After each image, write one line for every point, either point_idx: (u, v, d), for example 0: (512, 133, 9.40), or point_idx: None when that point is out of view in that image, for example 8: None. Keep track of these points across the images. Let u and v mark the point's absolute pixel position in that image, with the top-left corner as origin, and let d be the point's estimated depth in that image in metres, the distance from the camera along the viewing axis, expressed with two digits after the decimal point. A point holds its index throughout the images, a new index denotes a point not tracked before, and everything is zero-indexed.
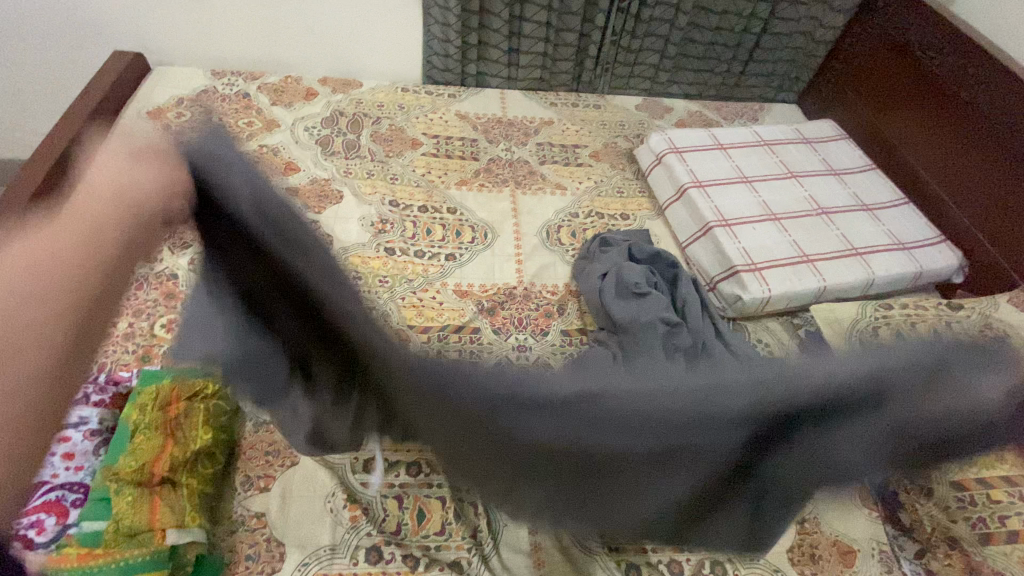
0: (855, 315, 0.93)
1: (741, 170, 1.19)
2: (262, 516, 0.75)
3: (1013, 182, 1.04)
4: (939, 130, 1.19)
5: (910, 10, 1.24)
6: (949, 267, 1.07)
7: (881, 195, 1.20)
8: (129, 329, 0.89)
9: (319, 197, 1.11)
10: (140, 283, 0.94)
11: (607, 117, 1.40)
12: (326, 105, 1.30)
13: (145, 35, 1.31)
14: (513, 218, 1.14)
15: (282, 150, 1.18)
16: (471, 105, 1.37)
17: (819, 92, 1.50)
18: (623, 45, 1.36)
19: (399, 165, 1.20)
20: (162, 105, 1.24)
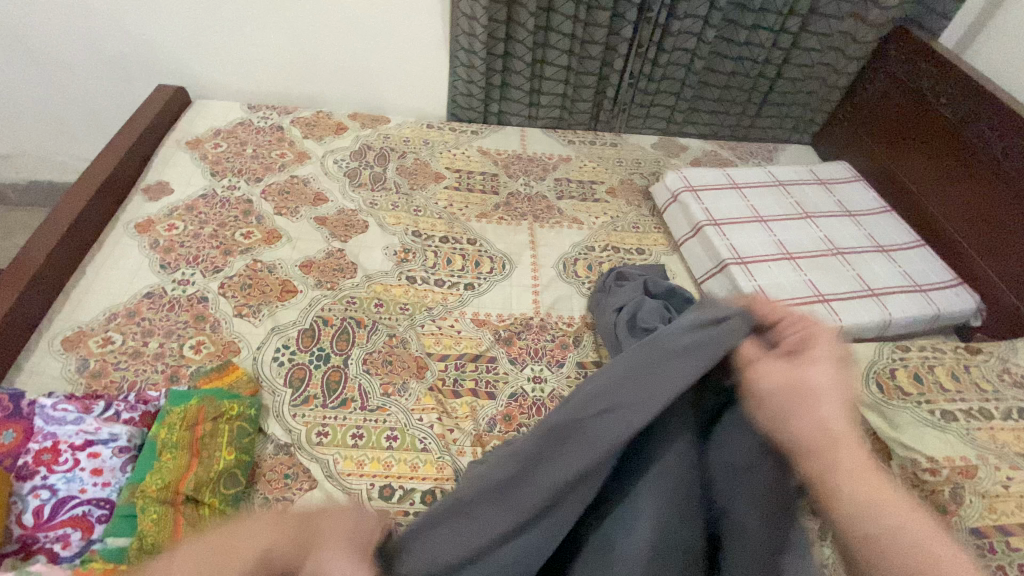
0: (872, 357, 0.92)
1: (756, 210, 1.23)
2: None
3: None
4: (954, 175, 1.22)
5: (922, 59, 1.29)
6: (965, 309, 1.09)
7: (896, 237, 1.22)
8: (159, 349, 0.91)
9: (345, 226, 1.16)
10: (172, 304, 0.97)
11: (623, 155, 1.44)
12: (355, 139, 1.36)
13: (188, 71, 1.40)
14: (531, 249, 1.17)
15: (312, 181, 1.24)
16: (492, 141, 1.42)
17: (833, 135, 1.54)
18: (640, 88, 1.41)
19: (422, 198, 1.25)
20: (201, 136, 1.31)
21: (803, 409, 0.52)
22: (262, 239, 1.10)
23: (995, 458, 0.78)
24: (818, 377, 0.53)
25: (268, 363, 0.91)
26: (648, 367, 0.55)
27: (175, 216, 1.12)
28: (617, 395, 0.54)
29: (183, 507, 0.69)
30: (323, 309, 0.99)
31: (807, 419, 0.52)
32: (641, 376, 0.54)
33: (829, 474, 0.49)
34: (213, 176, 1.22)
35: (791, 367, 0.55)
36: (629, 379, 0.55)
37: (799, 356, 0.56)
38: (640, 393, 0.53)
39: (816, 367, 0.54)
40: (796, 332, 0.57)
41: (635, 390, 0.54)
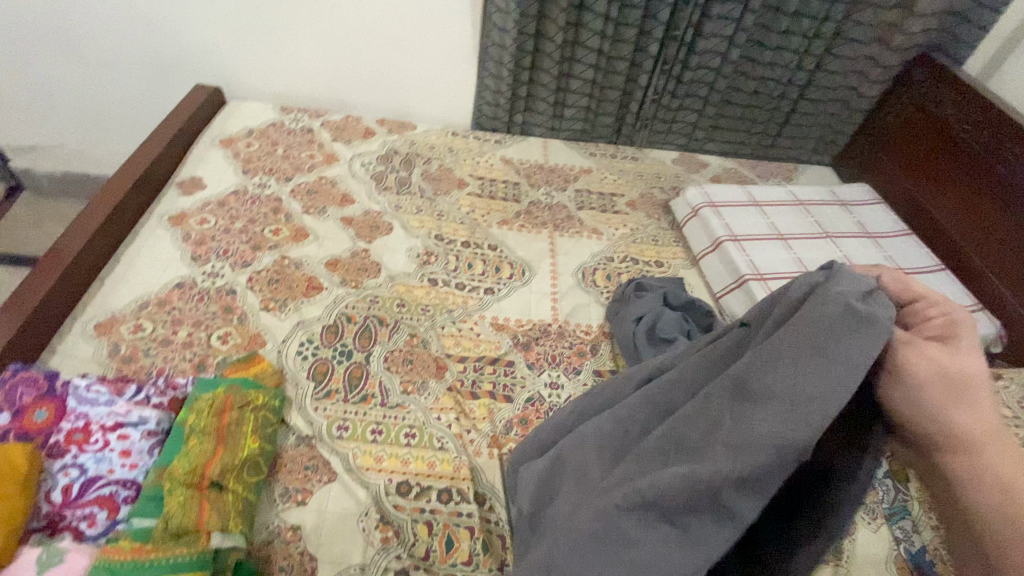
0: None
1: (776, 227, 1.24)
2: (297, 529, 0.74)
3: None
4: (975, 201, 1.22)
5: (945, 85, 1.30)
6: (987, 335, 1.08)
7: (917, 261, 1.22)
8: (188, 338, 0.93)
9: (371, 227, 1.18)
10: (201, 295, 1.00)
11: (644, 169, 1.46)
12: (382, 143, 1.40)
13: (224, 73, 1.45)
14: (550, 257, 1.19)
15: (339, 183, 1.27)
16: (515, 151, 1.45)
17: (854, 158, 1.55)
18: (663, 104, 1.44)
19: (445, 203, 1.27)
20: (234, 134, 1.34)
21: (955, 407, 0.42)
22: (289, 236, 1.13)
23: None
24: (977, 365, 0.44)
25: (292, 356, 0.93)
26: (808, 354, 0.45)
27: (207, 210, 1.15)
28: (772, 392, 0.46)
29: (209, 490, 0.71)
30: (346, 306, 1.01)
31: (951, 420, 0.42)
32: (786, 360, 0.47)
33: (980, 496, 0.38)
34: (244, 174, 1.25)
35: (950, 353, 0.45)
36: (787, 366, 0.46)
37: (950, 343, 0.46)
38: (798, 382, 0.45)
39: (972, 359, 0.44)
40: (937, 319, 0.48)
41: (801, 376, 0.45)
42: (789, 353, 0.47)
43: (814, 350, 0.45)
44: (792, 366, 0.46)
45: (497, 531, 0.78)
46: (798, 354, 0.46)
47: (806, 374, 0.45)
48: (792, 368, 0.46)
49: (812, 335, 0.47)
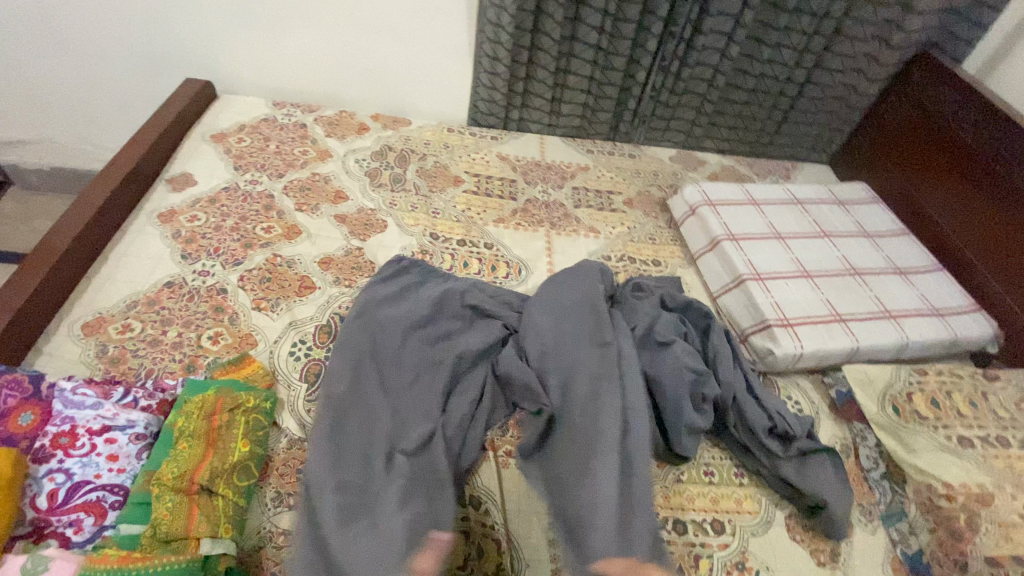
0: (889, 378, 0.94)
1: (774, 226, 1.23)
2: (288, 533, 0.73)
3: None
4: (971, 200, 1.22)
5: (945, 84, 1.29)
6: (985, 335, 1.08)
7: (914, 260, 1.22)
8: (178, 338, 0.92)
9: (364, 225, 1.17)
10: (191, 294, 0.98)
11: (641, 167, 1.45)
12: (376, 139, 1.38)
13: (216, 66, 1.42)
14: (547, 256, 1.17)
15: (333, 179, 1.25)
16: (512, 147, 1.43)
17: (850, 157, 1.55)
18: (661, 101, 1.42)
19: (441, 200, 1.25)
20: (225, 130, 1.32)
21: None
22: (282, 234, 1.12)
23: (1013, 487, 0.78)
24: None
25: (285, 357, 0.92)
26: (586, 383, 0.85)
27: (198, 207, 1.13)
28: (575, 471, 0.77)
29: (199, 496, 0.69)
30: (340, 307, 1.01)
31: None
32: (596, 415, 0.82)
33: None
34: (235, 170, 1.23)
35: None
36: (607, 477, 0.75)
37: None
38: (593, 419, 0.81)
39: None
40: None
41: (599, 417, 0.81)
42: (567, 310, 0.95)
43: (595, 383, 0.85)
44: (605, 464, 0.76)
45: (494, 534, 0.78)
46: (569, 335, 0.92)
47: (598, 371, 0.86)
48: (603, 468, 0.75)
49: (579, 307, 0.96)
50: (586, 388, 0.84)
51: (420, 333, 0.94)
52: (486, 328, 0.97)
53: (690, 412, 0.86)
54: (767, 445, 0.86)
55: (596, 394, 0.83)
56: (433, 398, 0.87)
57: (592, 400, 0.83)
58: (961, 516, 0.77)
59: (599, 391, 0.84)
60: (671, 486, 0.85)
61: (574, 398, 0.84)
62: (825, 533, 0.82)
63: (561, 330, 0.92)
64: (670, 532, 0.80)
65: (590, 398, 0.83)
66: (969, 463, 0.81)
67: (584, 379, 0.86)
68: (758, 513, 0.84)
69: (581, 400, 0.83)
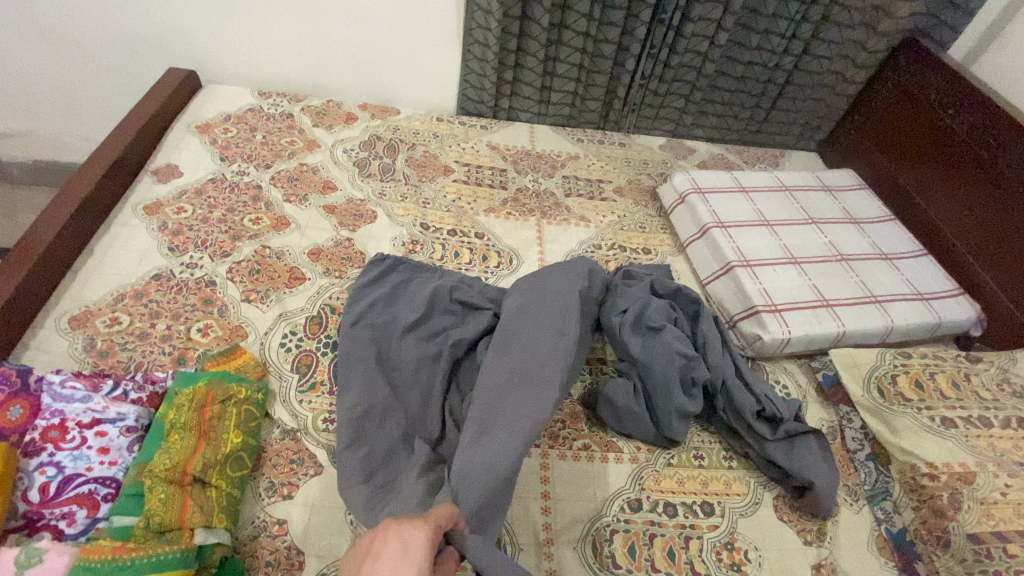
0: (873, 362, 0.96)
1: (762, 213, 1.24)
2: (283, 522, 0.73)
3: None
4: (957, 186, 1.23)
5: (932, 71, 1.30)
6: (968, 319, 1.11)
7: (900, 245, 1.24)
8: (166, 331, 0.91)
9: (354, 215, 1.16)
10: (180, 287, 0.97)
11: (631, 156, 1.45)
12: (365, 129, 1.37)
13: (199, 55, 1.40)
14: (538, 245, 1.18)
15: (321, 169, 1.24)
16: (502, 136, 1.43)
17: (838, 144, 1.56)
18: (651, 89, 1.42)
19: (431, 190, 1.25)
20: (210, 120, 1.30)
21: None
22: (270, 225, 1.11)
23: (994, 465, 0.79)
24: None
25: (275, 349, 0.91)
26: (516, 369, 0.84)
27: (184, 199, 1.12)
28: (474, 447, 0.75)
29: (191, 487, 0.69)
30: (331, 297, 1.00)
31: None
32: (516, 403, 0.80)
33: None
34: (221, 161, 1.21)
35: None
36: (499, 452, 0.74)
37: None
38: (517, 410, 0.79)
39: None
40: None
41: (523, 401, 0.80)
42: (539, 296, 0.94)
43: (527, 375, 0.83)
44: (511, 442, 0.75)
45: None
46: (529, 318, 0.91)
47: (541, 359, 0.85)
48: (505, 444, 0.75)
49: (547, 291, 0.95)
50: (515, 370, 0.84)
51: (416, 330, 0.94)
52: (477, 319, 0.97)
53: (680, 394, 0.87)
54: (755, 427, 0.88)
55: (522, 376, 0.83)
56: (434, 391, 0.87)
57: (521, 380, 0.82)
58: (944, 494, 0.79)
59: (530, 374, 0.83)
60: (662, 470, 0.87)
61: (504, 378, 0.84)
62: (812, 513, 0.84)
63: (518, 315, 0.92)
64: (661, 515, 0.81)
65: (520, 379, 0.83)
66: (952, 443, 0.83)
67: (518, 361, 0.85)
68: (747, 495, 0.86)
69: (507, 380, 0.83)
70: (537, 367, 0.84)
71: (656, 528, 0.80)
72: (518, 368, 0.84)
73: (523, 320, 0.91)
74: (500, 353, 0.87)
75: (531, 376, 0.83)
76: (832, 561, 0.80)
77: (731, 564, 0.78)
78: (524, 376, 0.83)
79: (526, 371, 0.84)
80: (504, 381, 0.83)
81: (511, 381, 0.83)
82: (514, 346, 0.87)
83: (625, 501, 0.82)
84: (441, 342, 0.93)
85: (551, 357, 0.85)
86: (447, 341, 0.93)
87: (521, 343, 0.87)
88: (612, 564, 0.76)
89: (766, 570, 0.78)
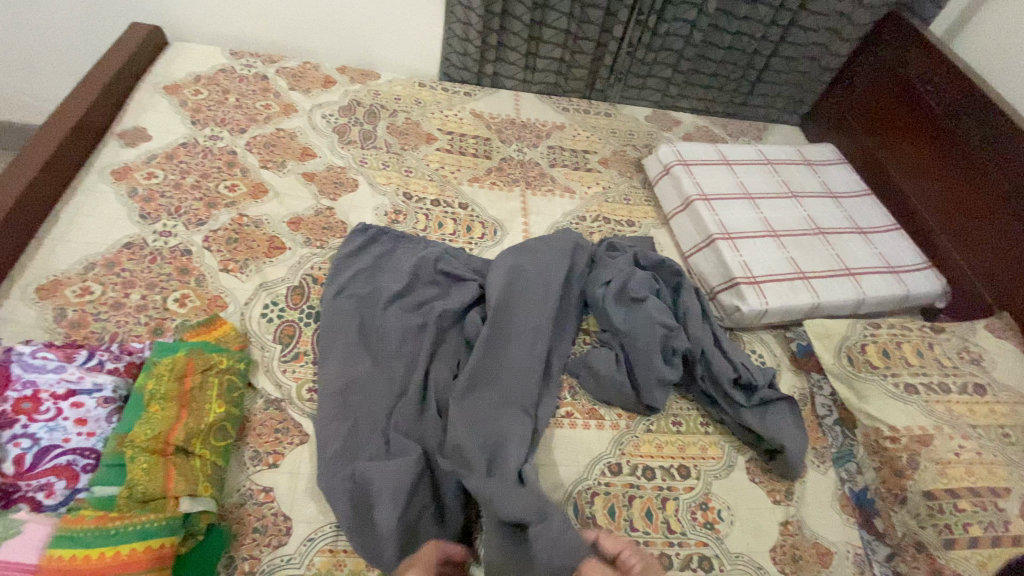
0: (844, 331, 0.99)
1: (744, 186, 1.25)
2: (269, 490, 0.74)
3: (1011, 214, 1.09)
4: (931, 162, 1.26)
5: (916, 46, 1.30)
6: (935, 291, 1.15)
7: (875, 220, 1.27)
8: (142, 301, 0.88)
9: (334, 183, 1.13)
10: (153, 256, 0.94)
11: (617, 126, 1.43)
12: (344, 93, 1.32)
13: (164, 10, 1.31)
14: (523, 216, 1.17)
15: (299, 135, 1.20)
16: (486, 104, 1.40)
17: (820, 118, 1.57)
18: (638, 57, 1.40)
19: (414, 158, 1.22)
20: (179, 81, 1.24)
21: None
22: (247, 192, 1.07)
23: (950, 429, 0.84)
24: None
25: (256, 319, 0.90)
26: (514, 354, 0.88)
27: (154, 164, 1.07)
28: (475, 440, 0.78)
29: (174, 456, 0.69)
30: (312, 268, 0.99)
31: None
32: (511, 388, 0.85)
33: None
34: (193, 124, 1.16)
35: None
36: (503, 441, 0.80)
37: None
38: (495, 419, 0.82)
39: None
40: None
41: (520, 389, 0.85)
42: (529, 275, 0.96)
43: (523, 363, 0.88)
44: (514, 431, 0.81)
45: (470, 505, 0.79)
46: (521, 298, 0.93)
47: (534, 346, 0.89)
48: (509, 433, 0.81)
49: (536, 271, 0.97)
50: (511, 354, 0.88)
51: (400, 303, 0.93)
52: (463, 290, 0.97)
53: (660, 363, 0.90)
54: (731, 394, 0.91)
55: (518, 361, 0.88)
56: (418, 361, 0.87)
57: (516, 366, 0.87)
58: (904, 455, 0.83)
59: (524, 360, 0.88)
60: (642, 435, 0.89)
61: (497, 363, 0.87)
62: (782, 474, 0.88)
63: (509, 292, 0.93)
64: (640, 478, 0.84)
65: (514, 364, 0.87)
66: (912, 408, 0.87)
67: (512, 345, 0.89)
68: (722, 459, 0.90)
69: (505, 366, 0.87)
70: (533, 354, 0.89)
71: (635, 491, 0.83)
72: (512, 351, 0.88)
73: (514, 300, 0.92)
74: (494, 331, 0.88)
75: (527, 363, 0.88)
76: (799, 518, 0.85)
77: (705, 523, 0.82)
78: (517, 362, 0.87)
79: (520, 354, 0.88)
80: (500, 364, 0.87)
81: (505, 365, 0.87)
82: (506, 327, 0.90)
83: (606, 465, 0.85)
84: (425, 314, 0.93)
85: (540, 343, 0.90)
86: (432, 312, 0.93)
87: (514, 325, 0.90)
88: (592, 525, 0.79)
89: (737, 527, 0.82)
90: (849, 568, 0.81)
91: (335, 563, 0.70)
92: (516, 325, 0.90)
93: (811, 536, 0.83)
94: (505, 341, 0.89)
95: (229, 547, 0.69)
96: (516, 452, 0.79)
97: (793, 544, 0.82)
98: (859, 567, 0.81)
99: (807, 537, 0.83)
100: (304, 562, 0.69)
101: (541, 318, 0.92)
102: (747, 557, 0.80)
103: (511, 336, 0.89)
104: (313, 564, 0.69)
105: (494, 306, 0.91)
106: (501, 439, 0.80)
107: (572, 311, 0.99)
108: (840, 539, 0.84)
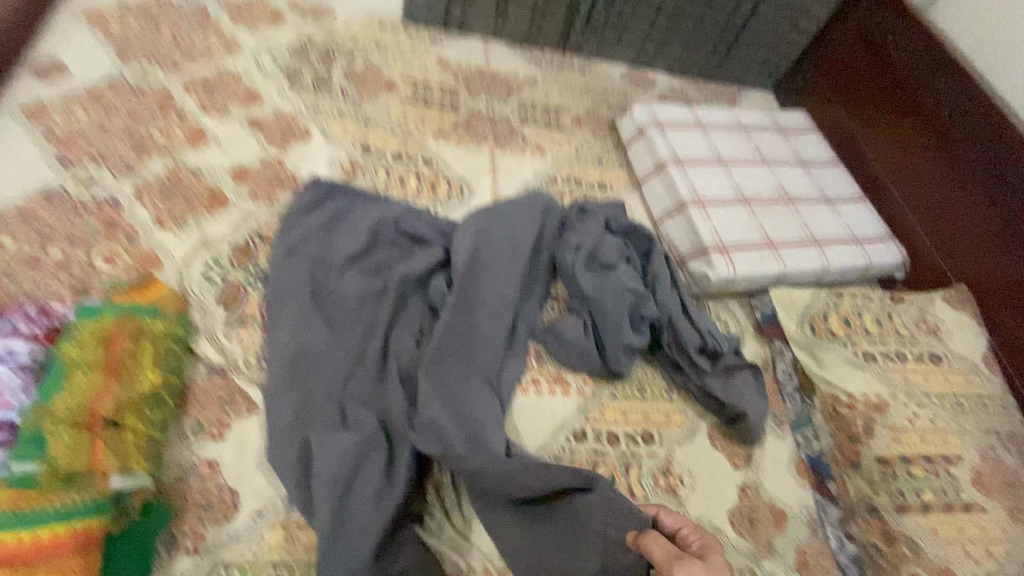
0: (808, 300, 1.00)
1: (718, 151, 1.22)
2: (214, 463, 0.69)
3: (971, 188, 1.11)
4: (900, 132, 1.26)
5: (893, 12, 1.29)
6: (894, 262, 1.17)
7: (842, 190, 1.27)
8: (63, 258, 0.79)
9: (284, 132, 1.04)
10: (76, 207, 0.84)
11: (590, 83, 1.37)
12: (295, 32, 1.19)
13: None
14: (491, 175, 1.11)
15: (244, 77, 1.09)
16: (453, 52, 1.30)
17: (794, 84, 1.54)
18: (615, 8, 1.33)
19: (373, 108, 1.13)
20: (102, 8, 1.08)
21: None
22: (184, 139, 0.97)
23: (904, 396, 0.87)
24: None
25: (196, 281, 0.82)
26: (480, 321, 0.84)
27: (74, 102, 0.94)
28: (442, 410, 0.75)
29: (104, 429, 0.62)
30: (259, 225, 0.91)
31: None
32: (477, 355, 0.82)
33: None
34: (119, 59, 1.03)
35: None
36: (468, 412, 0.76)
37: None
38: (461, 389, 0.79)
39: None
40: None
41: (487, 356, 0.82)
42: (499, 238, 0.91)
43: (490, 330, 0.84)
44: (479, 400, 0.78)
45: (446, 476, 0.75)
46: (489, 262, 0.88)
47: (502, 312, 0.86)
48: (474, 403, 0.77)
49: (506, 234, 0.92)
50: (478, 321, 0.84)
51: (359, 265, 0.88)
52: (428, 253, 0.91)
53: (628, 330, 0.89)
54: (696, 361, 0.91)
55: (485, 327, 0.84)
56: (379, 328, 0.82)
57: (484, 334, 0.83)
58: (859, 422, 0.85)
59: (493, 327, 0.84)
60: (607, 402, 0.88)
61: (463, 330, 0.83)
62: (742, 439, 0.90)
63: (478, 255, 0.88)
64: (605, 445, 0.84)
65: (482, 331, 0.84)
66: (869, 376, 0.90)
67: (479, 311, 0.84)
68: (685, 425, 0.90)
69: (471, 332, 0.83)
70: (500, 320, 0.85)
71: (600, 458, 0.83)
72: (479, 318, 0.84)
73: (482, 264, 0.88)
74: (460, 296, 0.84)
75: (494, 330, 0.85)
76: (757, 482, 0.87)
77: (667, 488, 0.82)
78: (485, 329, 0.84)
79: (488, 322, 0.85)
80: (467, 331, 0.83)
81: (472, 332, 0.83)
82: (474, 293, 0.85)
83: (571, 432, 0.84)
84: (386, 278, 0.88)
85: (509, 309, 0.86)
86: (395, 275, 0.87)
87: (482, 290, 0.86)
88: None
89: (698, 492, 0.84)
90: (802, 529, 0.84)
91: (287, 536, 0.67)
92: (484, 290, 0.86)
93: (767, 499, 0.85)
94: (472, 306, 0.85)
95: (169, 524, 0.64)
96: (483, 423, 0.76)
97: (751, 507, 0.84)
98: (811, 528, 0.84)
99: (764, 501, 0.85)
100: (253, 536, 0.66)
101: (511, 284, 0.88)
102: (707, 521, 0.81)
103: (478, 302, 0.85)
104: (264, 539, 0.66)
105: (462, 269, 0.86)
106: (468, 408, 0.77)
107: (540, 276, 0.95)
108: (794, 502, 0.86)
